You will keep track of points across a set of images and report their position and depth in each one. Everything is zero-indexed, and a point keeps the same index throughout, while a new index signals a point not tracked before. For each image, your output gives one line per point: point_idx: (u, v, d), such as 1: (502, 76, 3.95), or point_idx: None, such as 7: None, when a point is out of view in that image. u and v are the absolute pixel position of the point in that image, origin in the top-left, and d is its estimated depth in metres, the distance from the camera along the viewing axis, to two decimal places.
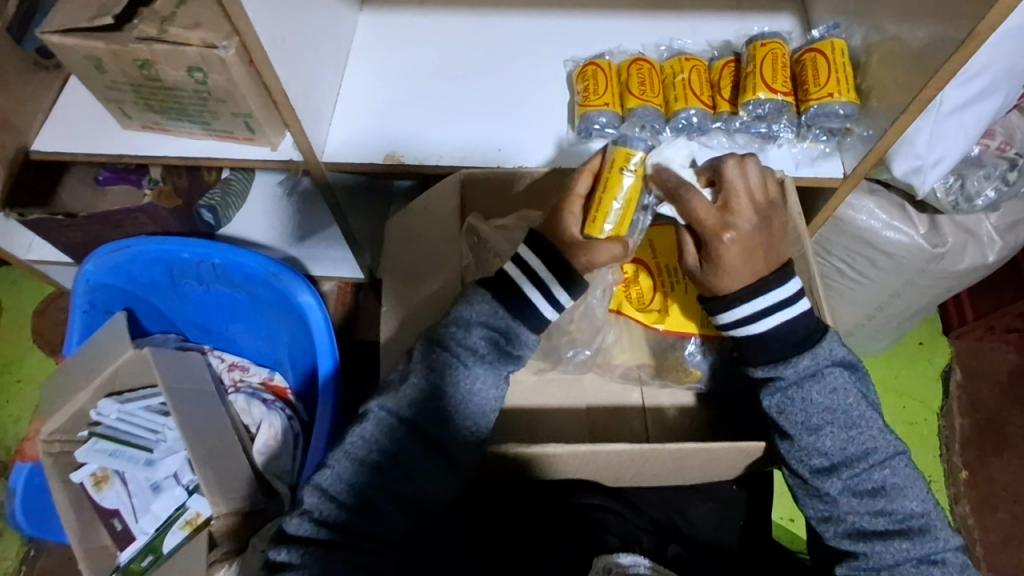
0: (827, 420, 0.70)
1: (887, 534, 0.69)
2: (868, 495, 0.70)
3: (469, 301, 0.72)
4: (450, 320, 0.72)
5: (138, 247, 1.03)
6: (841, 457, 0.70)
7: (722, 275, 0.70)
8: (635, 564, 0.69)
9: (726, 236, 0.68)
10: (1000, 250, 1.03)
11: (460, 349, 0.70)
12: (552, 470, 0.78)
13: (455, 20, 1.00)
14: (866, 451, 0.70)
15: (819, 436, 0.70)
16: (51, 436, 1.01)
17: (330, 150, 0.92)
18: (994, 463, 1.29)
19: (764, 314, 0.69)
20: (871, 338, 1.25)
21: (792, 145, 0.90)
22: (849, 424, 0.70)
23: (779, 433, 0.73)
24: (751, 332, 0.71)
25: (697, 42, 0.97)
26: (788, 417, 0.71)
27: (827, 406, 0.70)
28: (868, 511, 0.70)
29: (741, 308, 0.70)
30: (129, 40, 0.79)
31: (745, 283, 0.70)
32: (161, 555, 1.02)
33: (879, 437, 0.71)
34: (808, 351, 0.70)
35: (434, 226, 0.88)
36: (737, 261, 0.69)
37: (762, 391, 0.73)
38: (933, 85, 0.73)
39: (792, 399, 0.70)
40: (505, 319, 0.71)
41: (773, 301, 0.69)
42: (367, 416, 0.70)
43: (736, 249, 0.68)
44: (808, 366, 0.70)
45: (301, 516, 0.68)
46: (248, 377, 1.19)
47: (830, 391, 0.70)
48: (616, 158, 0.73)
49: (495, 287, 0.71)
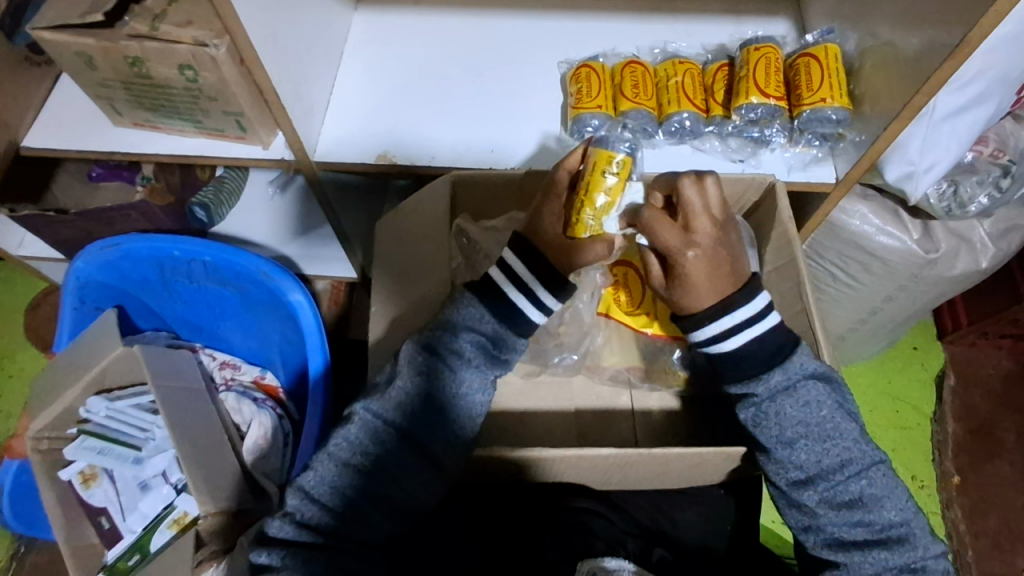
0: (801, 434, 0.70)
1: (867, 544, 0.69)
2: (846, 507, 0.69)
3: (459, 305, 0.72)
4: (438, 324, 0.72)
5: (130, 243, 1.02)
6: (816, 470, 0.70)
7: (691, 294, 0.70)
8: (620, 567, 0.68)
9: (689, 256, 0.69)
10: (993, 257, 1.02)
11: (449, 353, 0.70)
12: (540, 473, 0.78)
13: (448, 20, 0.99)
14: (842, 462, 0.70)
15: (794, 450, 0.70)
16: (40, 433, 1.00)
17: (323, 149, 0.92)
18: (986, 469, 1.28)
19: (732, 333, 0.70)
20: (863, 343, 1.25)
21: (785, 149, 0.90)
22: (823, 436, 0.70)
23: (759, 447, 0.73)
24: (723, 350, 0.71)
25: (692, 44, 0.96)
26: (762, 430, 0.71)
27: (801, 420, 0.70)
28: (847, 522, 0.69)
29: (709, 327, 0.70)
30: (119, 37, 0.78)
31: (713, 302, 0.70)
32: (147, 554, 1.02)
33: (855, 448, 0.70)
34: (778, 367, 0.70)
35: (423, 228, 0.86)
36: (704, 279, 0.69)
37: (738, 405, 0.73)
38: (925, 91, 0.73)
39: (766, 413, 0.70)
40: (492, 323, 0.71)
41: (741, 320, 0.70)
42: (353, 418, 0.70)
43: (700, 267, 0.69)
44: (780, 382, 0.70)
45: (283, 519, 0.68)
46: (238, 376, 1.19)
47: (803, 405, 0.70)
48: (598, 160, 0.73)
49: (482, 292, 0.72)
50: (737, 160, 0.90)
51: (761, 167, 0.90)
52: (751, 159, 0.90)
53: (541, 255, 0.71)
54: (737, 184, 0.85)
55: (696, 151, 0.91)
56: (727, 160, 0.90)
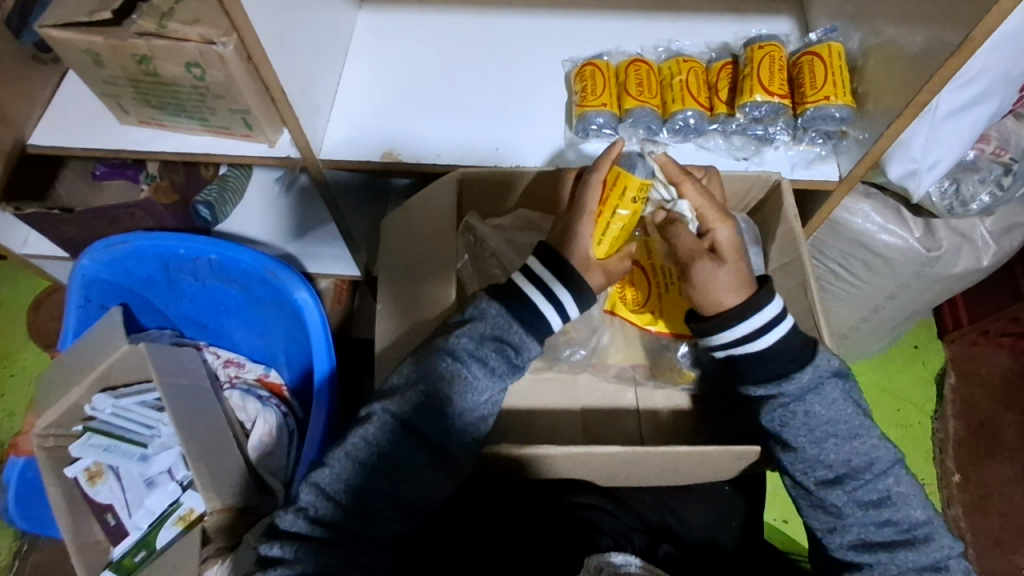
0: (830, 432, 0.70)
1: (893, 544, 0.69)
2: (873, 506, 0.70)
3: (482, 311, 0.72)
4: (461, 332, 0.72)
5: (135, 242, 1.03)
6: (845, 469, 0.71)
7: (721, 283, 0.68)
8: (627, 562, 0.66)
9: (727, 227, 0.71)
10: (995, 255, 1.03)
11: (469, 359, 0.71)
12: (546, 471, 0.78)
13: (452, 19, 1.00)
14: (869, 462, 0.71)
15: (823, 449, 0.71)
16: (45, 431, 1.01)
17: (329, 148, 0.92)
18: (987, 467, 1.29)
19: (759, 332, 0.69)
20: (865, 341, 1.25)
21: (789, 147, 0.90)
22: (851, 434, 0.71)
23: (783, 446, 0.73)
24: (752, 349, 0.69)
25: (696, 43, 0.97)
26: (790, 430, 0.71)
27: (830, 418, 0.70)
28: (874, 522, 0.70)
29: (739, 326, 0.69)
30: (127, 35, 0.79)
31: (737, 301, 0.69)
32: (154, 550, 1.03)
33: (880, 447, 0.71)
34: (808, 364, 0.70)
35: (431, 226, 0.87)
36: (735, 259, 0.70)
37: (762, 407, 0.73)
38: (928, 90, 0.73)
39: (794, 412, 0.71)
40: (518, 333, 0.71)
41: (768, 317, 0.69)
42: (370, 418, 0.70)
43: (732, 246, 0.71)
44: (810, 380, 0.70)
45: (295, 513, 0.67)
46: (242, 373, 1.19)
47: (831, 403, 0.71)
48: (624, 183, 0.71)
49: (505, 298, 0.72)
50: (740, 158, 0.91)
51: (765, 165, 0.90)
52: (755, 158, 0.91)
53: (554, 254, 0.71)
54: (741, 182, 0.86)
55: (700, 149, 0.92)
56: (730, 157, 0.91)
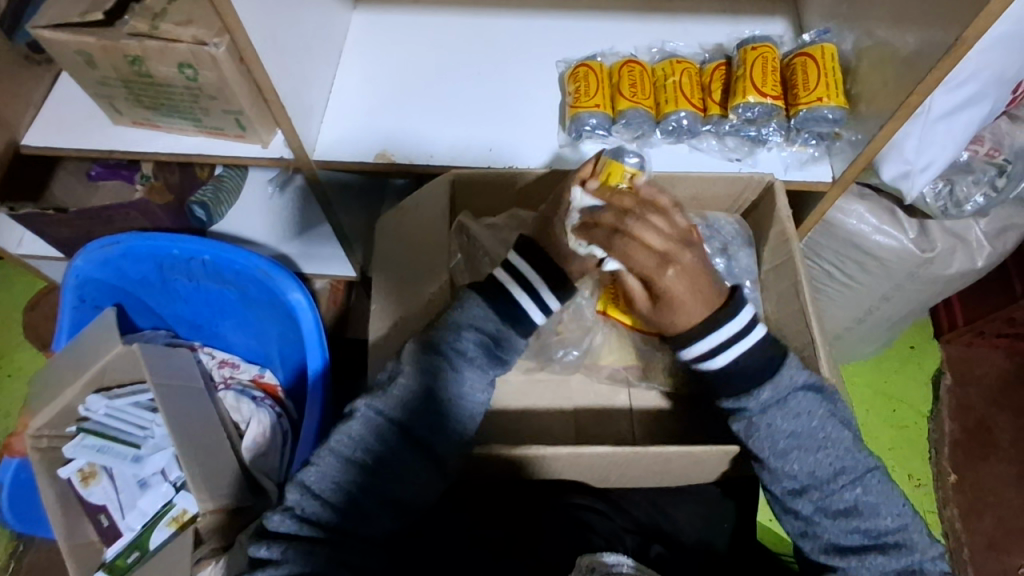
0: (793, 445, 0.70)
1: (863, 549, 0.69)
2: (840, 515, 0.70)
3: (463, 304, 0.74)
4: (443, 324, 0.73)
5: (129, 241, 1.03)
6: (809, 480, 0.70)
7: (679, 315, 0.68)
8: (619, 562, 0.67)
9: (668, 273, 0.66)
10: (989, 256, 1.02)
11: (453, 352, 0.72)
12: (538, 470, 0.78)
13: (446, 20, 1.00)
14: (835, 472, 0.70)
15: (787, 461, 0.70)
16: (39, 432, 1.01)
17: (322, 149, 0.92)
18: (982, 468, 1.29)
19: (720, 349, 0.69)
20: (860, 342, 1.25)
21: (782, 149, 0.90)
22: (815, 447, 0.70)
23: (752, 455, 0.73)
24: (713, 367, 0.70)
25: (689, 44, 0.97)
26: (755, 442, 0.71)
27: (793, 432, 0.70)
28: (843, 529, 0.70)
29: (704, 342, 0.69)
30: (119, 36, 0.79)
31: (701, 315, 0.68)
32: (146, 551, 1.03)
33: (847, 457, 0.70)
34: (769, 382, 0.70)
35: (420, 230, 0.87)
36: (683, 295, 0.67)
37: (730, 417, 0.73)
38: (920, 92, 0.73)
39: (758, 425, 0.70)
40: (496, 323, 0.74)
41: (728, 335, 0.69)
42: (355, 415, 0.70)
43: (682, 282, 0.66)
44: (771, 396, 0.70)
45: (283, 513, 0.67)
46: (237, 374, 1.19)
47: (794, 417, 0.70)
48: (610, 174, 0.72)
49: (485, 291, 0.74)
50: (734, 159, 0.91)
51: (758, 166, 0.90)
52: (749, 158, 0.90)
53: (546, 258, 0.74)
54: (734, 184, 0.85)
55: (692, 150, 0.91)
56: (724, 158, 0.91)
